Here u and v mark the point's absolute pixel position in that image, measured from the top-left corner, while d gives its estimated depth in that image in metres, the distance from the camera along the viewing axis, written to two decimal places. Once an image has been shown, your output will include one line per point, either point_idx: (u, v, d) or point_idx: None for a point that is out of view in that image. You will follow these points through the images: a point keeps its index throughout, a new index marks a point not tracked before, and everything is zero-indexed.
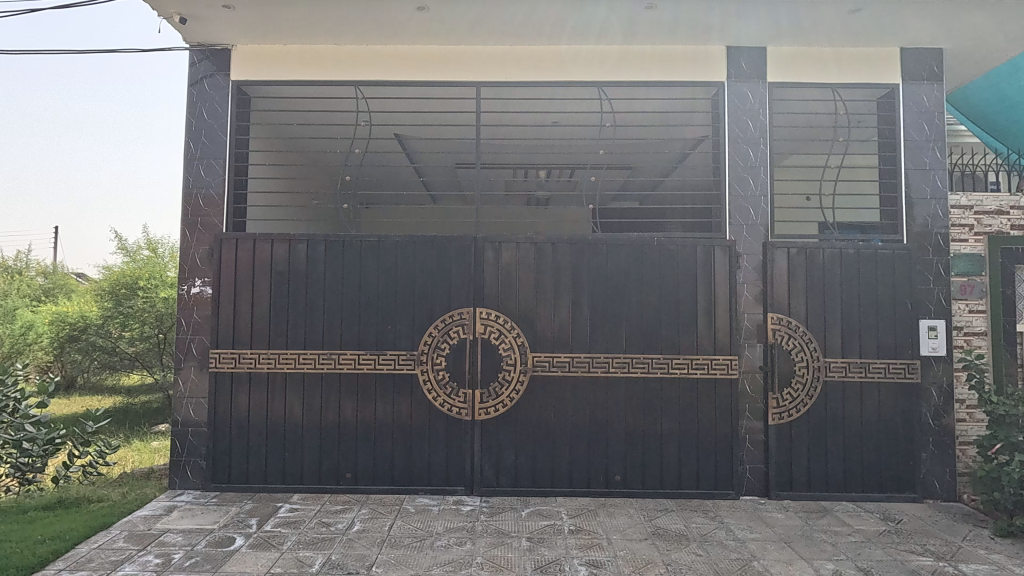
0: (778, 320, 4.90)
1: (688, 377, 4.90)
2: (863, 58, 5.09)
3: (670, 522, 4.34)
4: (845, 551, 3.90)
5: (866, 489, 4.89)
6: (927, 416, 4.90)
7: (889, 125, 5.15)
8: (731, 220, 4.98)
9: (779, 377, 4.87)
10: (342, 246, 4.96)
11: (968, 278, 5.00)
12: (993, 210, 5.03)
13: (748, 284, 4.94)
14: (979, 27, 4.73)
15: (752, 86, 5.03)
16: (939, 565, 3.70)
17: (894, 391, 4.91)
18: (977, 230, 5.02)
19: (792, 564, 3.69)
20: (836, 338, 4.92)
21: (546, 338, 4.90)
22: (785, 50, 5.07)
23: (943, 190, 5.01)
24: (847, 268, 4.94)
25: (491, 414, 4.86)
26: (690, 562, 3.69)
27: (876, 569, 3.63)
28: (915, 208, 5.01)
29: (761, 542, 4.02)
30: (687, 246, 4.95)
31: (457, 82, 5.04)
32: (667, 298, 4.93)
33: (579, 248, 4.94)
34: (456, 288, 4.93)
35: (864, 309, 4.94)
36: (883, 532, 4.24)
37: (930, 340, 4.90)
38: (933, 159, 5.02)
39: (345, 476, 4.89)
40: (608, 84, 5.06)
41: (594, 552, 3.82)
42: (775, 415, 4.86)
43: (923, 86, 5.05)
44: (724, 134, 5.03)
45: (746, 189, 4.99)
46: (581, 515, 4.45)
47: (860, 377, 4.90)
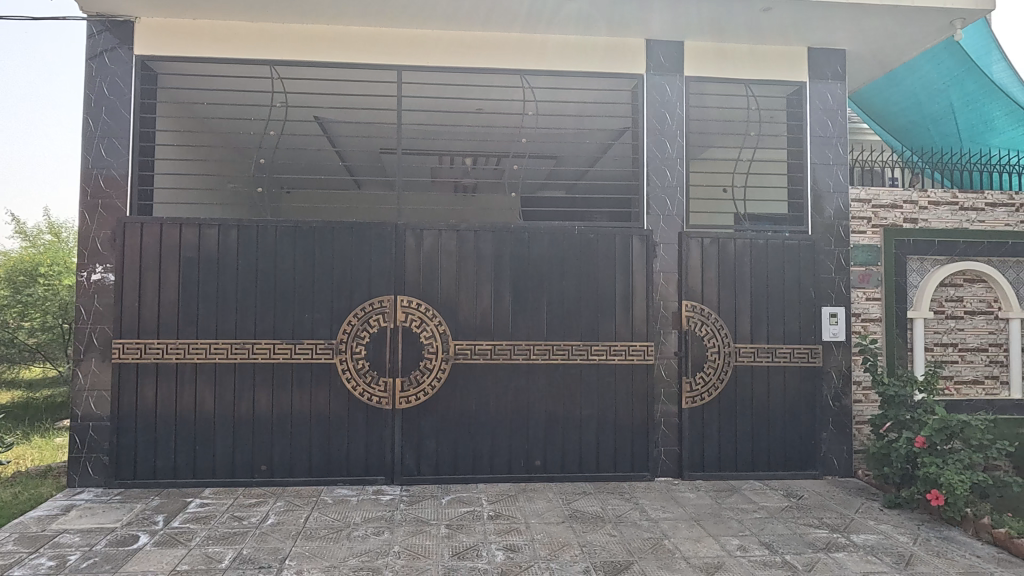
0: (692, 307, 5.07)
1: (607, 363, 5.01)
2: (773, 56, 5.30)
3: (588, 505, 4.45)
4: (750, 527, 4.10)
5: (771, 467, 5.15)
6: (828, 398, 5.21)
7: (797, 122, 5.39)
8: (649, 210, 5.11)
9: (692, 362, 5.06)
10: (257, 232, 4.79)
11: (866, 268, 5.32)
12: (889, 204, 5.36)
13: (664, 272, 5.09)
14: (879, 31, 5.01)
15: (669, 79, 5.16)
16: (833, 537, 3.95)
17: (798, 374, 5.18)
18: (874, 222, 5.35)
19: (701, 542, 3.84)
20: (746, 325, 5.13)
21: (468, 326, 4.90)
22: (701, 46, 5.22)
23: (844, 184, 5.29)
24: (756, 258, 5.15)
25: (412, 402, 4.83)
26: (604, 543, 3.79)
27: (777, 543, 3.83)
28: (819, 201, 5.27)
29: (673, 521, 4.17)
30: (607, 235, 5.04)
31: (378, 66, 4.94)
32: (587, 286, 5.02)
33: (501, 236, 4.95)
34: (376, 275, 4.85)
35: (772, 297, 5.17)
36: (786, 507, 4.48)
37: (831, 326, 5.20)
38: (836, 155, 5.30)
39: (260, 469, 4.75)
40: (532, 72, 5.07)
41: (512, 537, 3.86)
42: (689, 399, 5.04)
43: (827, 84, 5.32)
44: (643, 126, 5.14)
45: (664, 180, 5.13)
46: (501, 500, 4.49)
47: (767, 362, 5.14)
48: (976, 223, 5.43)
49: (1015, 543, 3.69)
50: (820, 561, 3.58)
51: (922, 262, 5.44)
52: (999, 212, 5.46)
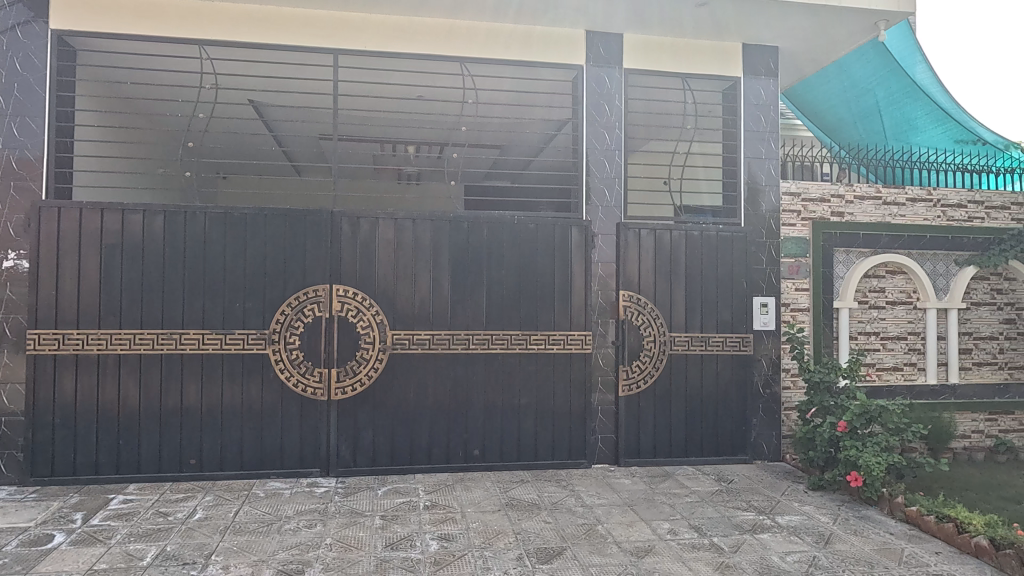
0: (629, 297, 5.16)
1: (545, 353, 5.04)
2: (709, 51, 5.41)
3: (524, 493, 4.48)
4: (681, 511, 4.21)
5: (704, 453, 5.29)
6: (758, 385, 5.38)
7: (731, 116, 5.51)
8: (588, 201, 5.16)
9: (628, 351, 5.14)
10: (184, 218, 4.61)
11: (796, 259, 5.49)
12: (817, 198, 5.55)
13: (602, 262, 5.15)
14: (809, 30, 5.17)
15: (609, 71, 5.20)
16: (759, 519, 4.08)
17: (730, 362, 5.33)
18: (804, 215, 5.53)
19: (633, 526, 3.92)
20: (681, 315, 5.25)
21: (406, 316, 4.85)
22: (640, 39, 5.28)
23: (776, 178, 5.45)
24: (691, 249, 5.27)
25: (348, 393, 4.76)
26: (539, 530, 3.82)
27: (705, 526, 3.94)
28: (752, 194, 5.41)
29: (606, 506, 4.24)
30: (546, 225, 5.06)
31: (313, 49, 4.82)
32: (526, 276, 5.04)
33: (440, 224, 4.91)
34: (311, 263, 4.75)
35: (706, 287, 5.30)
36: (716, 491, 4.62)
37: (762, 316, 5.36)
38: (768, 150, 5.45)
39: (189, 463, 4.61)
40: (472, 59, 5.03)
41: (447, 526, 3.86)
42: (625, 387, 5.13)
43: (761, 80, 5.46)
44: (583, 116, 5.17)
45: (603, 171, 5.18)
46: (438, 490, 4.48)
47: (701, 350, 5.27)
48: (898, 217, 5.68)
49: (925, 519, 3.89)
50: (746, 542, 3.70)
51: (848, 254, 5.67)
52: (919, 207, 5.73)
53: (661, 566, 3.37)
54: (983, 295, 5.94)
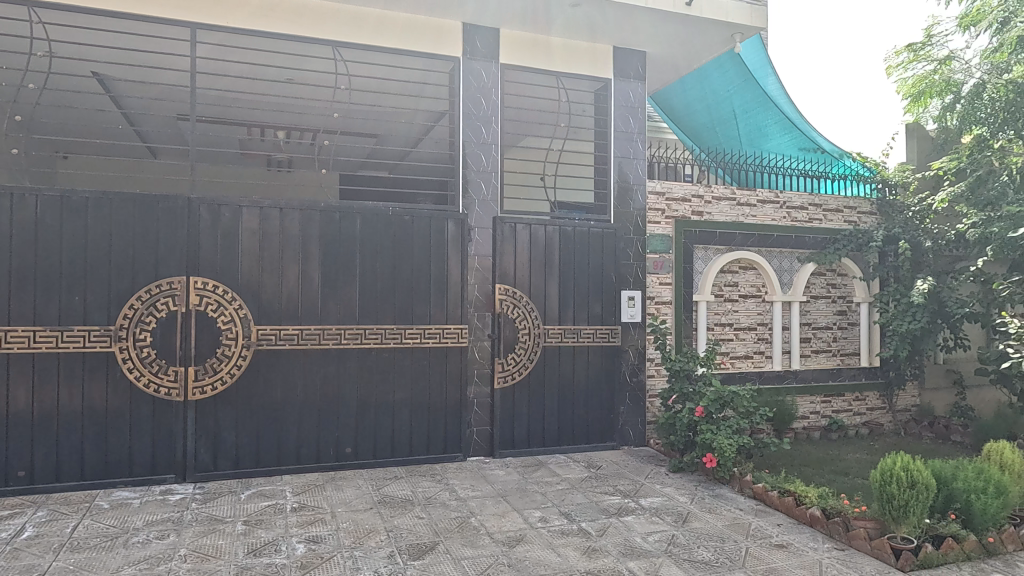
0: (504, 290, 5.22)
1: (421, 347, 4.99)
2: (582, 51, 5.58)
3: (398, 489, 4.41)
4: (552, 499, 4.32)
5: (575, 441, 5.47)
6: (626, 374, 5.63)
7: (603, 116, 5.70)
8: (465, 194, 5.15)
9: (504, 343, 5.21)
10: (10, 201, 4.10)
11: (659, 255, 5.79)
12: (680, 197, 5.88)
13: (478, 255, 5.16)
14: (673, 37, 5.46)
15: (485, 65, 5.21)
16: (624, 502, 4.28)
17: (599, 353, 5.54)
18: (667, 214, 5.84)
19: (505, 517, 3.98)
20: (554, 308, 5.38)
21: (272, 310, 4.61)
22: (516, 35, 5.34)
23: (643, 177, 5.71)
24: (564, 243, 5.41)
25: (207, 393, 4.45)
26: (411, 526, 3.78)
27: (574, 512, 4.07)
28: (621, 192, 5.64)
29: (480, 498, 4.27)
30: (422, 217, 5.00)
31: (166, 20, 4.45)
32: (402, 268, 4.95)
33: (309, 214, 4.70)
34: (165, 253, 4.39)
35: (578, 281, 5.47)
36: (586, 478, 4.79)
37: (629, 308, 5.61)
38: (636, 150, 5.70)
39: (17, 475, 4.12)
40: (344, 44, 4.86)
41: (315, 528, 3.72)
42: (500, 379, 5.19)
43: (630, 83, 5.70)
44: (459, 108, 5.14)
45: (479, 165, 5.19)
46: (307, 491, 4.31)
47: (573, 342, 5.44)
48: (750, 217, 6.15)
49: (769, 494, 4.26)
50: (611, 526, 3.86)
51: (706, 251, 6.07)
52: (768, 208, 6.23)
53: (532, 554, 3.44)
54: (820, 289, 6.58)
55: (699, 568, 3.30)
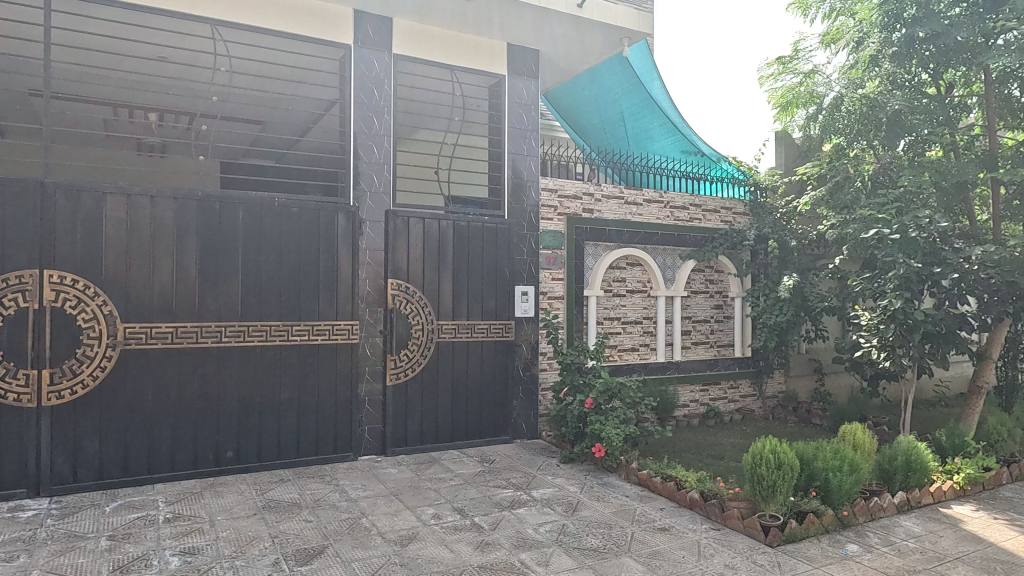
0: (397, 285, 5.12)
1: (309, 344, 4.80)
2: (476, 46, 5.58)
3: (284, 493, 4.22)
4: (446, 494, 4.30)
5: (469, 436, 5.48)
6: (519, 368, 5.70)
7: (497, 113, 5.72)
8: (356, 186, 5.00)
9: (396, 339, 5.12)
10: None
11: (552, 251, 5.90)
12: (571, 194, 6.00)
13: (370, 249, 5.04)
14: (564, 36, 5.56)
15: (378, 54, 5.08)
16: (516, 495, 4.33)
17: (493, 348, 5.57)
18: (560, 210, 5.94)
19: (398, 515, 3.91)
20: (448, 303, 5.36)
21: (142, 306, 4.27)
22: (409, 25, 5.25)
23: (536, 174, 5.79)
24: (459, 238, 5.40)
25: (65, 398, 4.05)
26: (298, 531, 3.63)
27: (468, 507, 4.07)
28: (515, 188, 5.69)
29: (372, 498, 4.18)
30: (310, 209, 4.81)
31: None
32: (289, 263, 4.73)
33: (185, 204, 4.39)
34: (13, 244, 3.94)
35: (472, 276, 5.47)
36: (479, 472, 4.81)
37: (522, 303, 5.68)
38: (529, 147, 5.77)
39: None
40: (224, 23, 4.58)
41: (191, 538, 3.48)
42: (392, 376, 5.10)
43: (523, 80, 5.75)
44: (350, 97, 4.98)
45: (371, 156, 5.06)
46: (182, 500, 4.03)
47: (466, 337, 5.44)
48: (637, 216, 6.40)
49: (653, 480, 4.46)
50: (504, 519, 3.89)
51: (595, 247, 6.27)
52: (653, 208, 6.51)
53: (425, 552, 3.40)
54: (699, 284, 6.98)
55: (588, 555, 3.39)
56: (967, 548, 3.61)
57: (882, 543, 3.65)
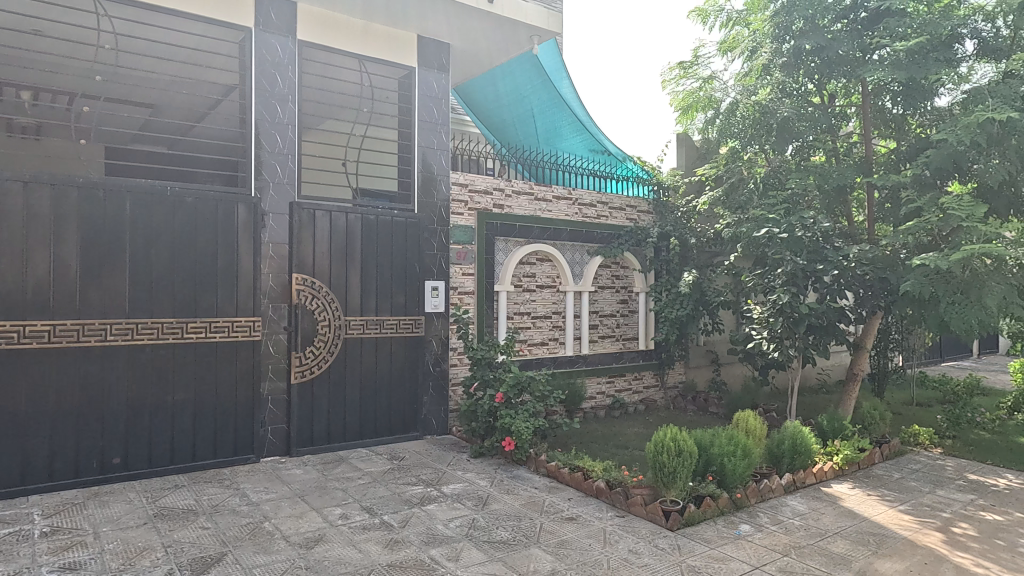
0: (302, 280, 4.96)
1: (206, 342, 4.56)
2: (385, 36, 5.47)
3: (179, 499, 3.99)
4: (353, 494, 4.21)
5: (378, 433, 5.39)
6: (430, 364, 5.66)
7: (406, 105, 5.63)
8: (257, 176, 4.79)
9: (302, 336, 4.95)
10: None
11: (463, 246, 5.88)
12: (482, 189, 6.01)
13: (273, 242, 4.86)
14: (473, 30, 5.55)
15: (281, 39, 4.87)
16: (427, 491, 4.30)
17: (402, 343, 5.51)
18: (470, 205, 5.94)
19: (303, 517, 3.79)
20: (356, 298, 5.24)
21: (13, 302, 3.90)
22: (315, 11, 5.07)
23: (446, 169, 5.76)
24: (367, 232, 5.29)
25: None
26: (194, 539, 3.44)
27: (377, 506, 4.00)
28: (425, 182, 5.63)
29: (275, 501, 4.02)
30: (207, 199, 4.55)
31: None
32: (183, 255, 4.47)
33: (63, 191, 4.05)
34: None
35: (381, 270, 5.38)
36: (389, 470, 4.74)
37: (432, 298, 5.64)
38: (440, 140, 5.73)
39: None
40: None
41: (72, 553, 3.22)
42: (297, 374, 4.93)
43: (433, 74, 5.70)
44: (251, 83, 4.75)
45: (274, 146, 4.86)
46: (62, 512, 3.72)
47: (375, 333, 5.34)
48: (546, 212, 6.49)
49: (561, 471, 4.56)
50: (414, 516, 3.85)
51: (506, 242, 6.32)
52: (562, 204, 6.63)
53: (331, 553, 3.31)
54: (606, 280, 7.19)
55: (498, 548, 3.42)
56: (845, 523, 3.92)
57: (771, 522, 3.90)
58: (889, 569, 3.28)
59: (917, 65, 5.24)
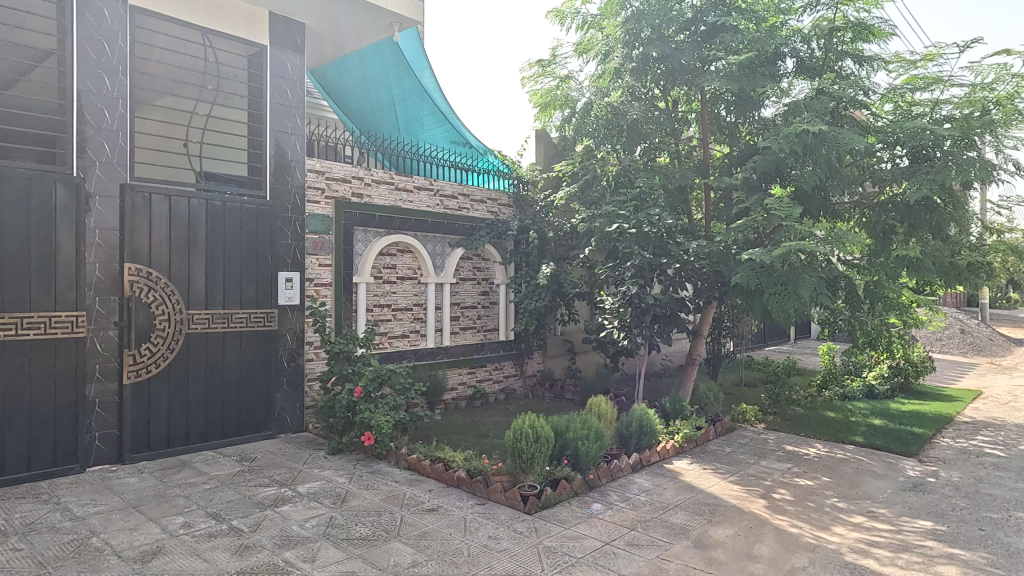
0: (136, 271, 4.52)
1: (18, 340, 4.01)
2: (233, 10, 5.11)
3: None
4: (198, 500, 3.92)
5: (225, 434, 5.06)
6: (283, 359, 5.39)
7: (256, 84, 5.30)
8: (81, 154, 4.29)
9: (136, 331, 4.52)
10: None
11: (319, 236, 5.66)
12: (340, 177, 5.80)
13: (100, 228, 4.40)
14: (329, 10, 5.34)
15: (109, 3, 4.38)
16: (280, 492, 4.11)
17: (253, 338, 5.21)
18: (327, 193, 5.71)
19: (138, 529, 3.47)
20: (200, 290, 4.87)
21: None
22: None
23: (301, 154, 5.50)
24: (212, 219, 4.94)
25: None
26: (4, 563, 3.04)
27: (224, 511, 3.75)
28: (278, 168, 5.34)
29: (104, 514, 3.65)
30: (18, 178, 4.00)
31: None
32: None
33: None
34: None
35: (229, 260, 5.04)
36: (238, 472, 4.47)
37: (286, 290, 5.38)
38: (294, 125, 5.47)
39: None
40: None
41: None
42: (130, 373, 4.49)
43: (287, 53, 5.41)
44: (72, 49, 4.23)
45: (101, 121, 4.38)
46: None
47: (222, 327, 5.00)
48: (407, 202, 6.41)
49: (422, 463, 4.55)
50: (266, 519, 3.67)
51: (365, 233, 6.16)
52: (423, 195, 6.57)
53: (172, 566, 3.07)
54: (466, 272, 7.26)
55: (357, 545, 3.35)
56: (684, 496, 4.28)
57: (619, 499, 4.15)
58: (721, 535, 3.62)
59: (748, 77, 5.77)
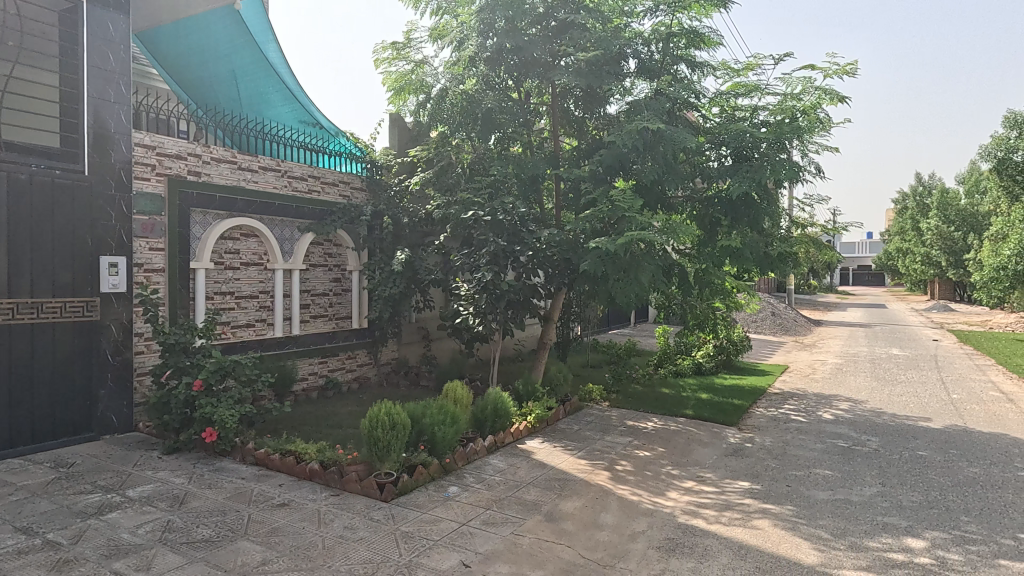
0: None
1: None
2: None
3: None
4: (4, 514, 3.45)
5: (35, 439, 4.50)
6: (108, 353, 4.86)
7: (70, 44, 4.73)
8: None
9: None
10: None
11: (149, 217, 5.17)
12: (173, 153, 5.32)
13: None
14: None
15: None
16: (107, 498, 3.73)
17: (69, 329, 4.66)
18: (158, 170, 5.22)
19: None
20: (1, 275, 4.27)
21: None
22: None
23: (127, 126, 4.96)
24: (15, 194, 4.35)
25: None
26: None
27: (38, 524, 3.34)
28: (98, 140, 4.78)
29: None
30: None
31: None
32: None
33: None
34: None
35: (38, 242, 4.46)
36: (53, 480, 3.99)
37: (110, 277, 4.83)
38: (117, 93, 4.93)
39: None
40: None
41: None
42: None
43: (107, 13, 4.88)
44: None
45: None
46: None
47: (29, 318, 4.43)
48: (252, 183, 6.02)
49: (272, 458, 4.35)
50: (90, 529, 3.32)
51: (204, 215, 5.72)
52: (269, 175, 6.20)
53: None
54: (317, 258, 6.99)
55: (199, 548, 3.14)
56: (536, 473, 4.47)
57: (475, 481, 4.24)
58: (570, 508, 3.84)
59: (594, 75, 6.06)
